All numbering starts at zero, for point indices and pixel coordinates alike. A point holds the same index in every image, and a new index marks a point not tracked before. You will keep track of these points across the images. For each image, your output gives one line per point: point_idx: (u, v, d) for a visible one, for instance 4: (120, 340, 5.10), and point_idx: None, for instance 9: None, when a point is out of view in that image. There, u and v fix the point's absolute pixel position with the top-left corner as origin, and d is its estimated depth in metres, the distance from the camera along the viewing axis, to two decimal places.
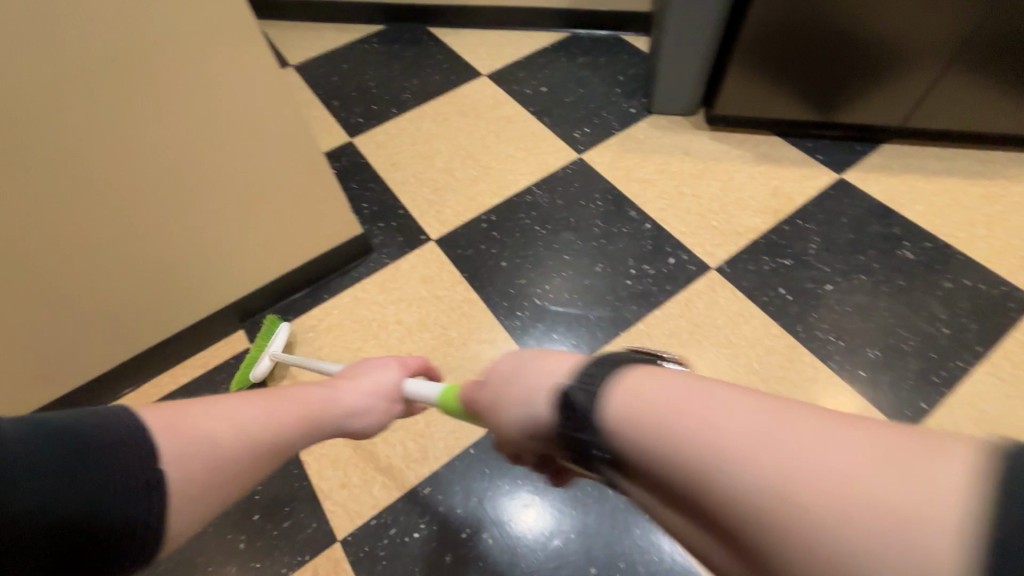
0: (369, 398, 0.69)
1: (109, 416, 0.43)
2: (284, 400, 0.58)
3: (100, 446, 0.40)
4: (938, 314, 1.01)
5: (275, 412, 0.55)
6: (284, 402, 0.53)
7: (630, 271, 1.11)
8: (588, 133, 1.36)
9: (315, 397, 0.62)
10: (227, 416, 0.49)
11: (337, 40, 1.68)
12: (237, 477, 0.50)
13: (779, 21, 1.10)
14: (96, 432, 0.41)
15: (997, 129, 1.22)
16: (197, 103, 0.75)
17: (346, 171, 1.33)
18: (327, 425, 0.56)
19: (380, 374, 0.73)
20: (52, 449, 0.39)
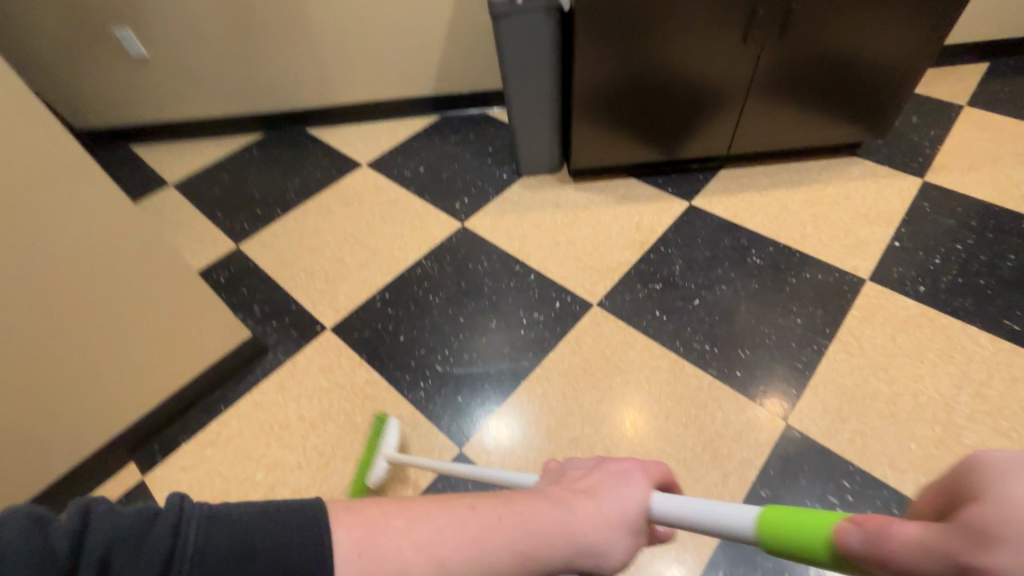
0: (621, 531, 0.41)
1: (291, 515, 0.33)
2: (524, 500, 0.39)
3: (269, 556, 0.31)
4: (789, 307, 1.15)
5: (512, 526, 0.36)
6: (425, 512, 0.35)
7: (522, 321, 1.18)
8: (467, 202, 1.47)
9: (536, 515, 0.38)
10: (388, 544, 0.33)
11: (217, 153, 1.72)
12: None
13: (603, 85, 1.28)
14: (298, 533, 0.32)
15: (803, 144, 1.45)
16: (39, 240, 0.76)
17: (235, 277, 1.33)
18: (499, 571, 0.34)
19: (627, 489, 0.43)
20: (232, 550, 0.31)
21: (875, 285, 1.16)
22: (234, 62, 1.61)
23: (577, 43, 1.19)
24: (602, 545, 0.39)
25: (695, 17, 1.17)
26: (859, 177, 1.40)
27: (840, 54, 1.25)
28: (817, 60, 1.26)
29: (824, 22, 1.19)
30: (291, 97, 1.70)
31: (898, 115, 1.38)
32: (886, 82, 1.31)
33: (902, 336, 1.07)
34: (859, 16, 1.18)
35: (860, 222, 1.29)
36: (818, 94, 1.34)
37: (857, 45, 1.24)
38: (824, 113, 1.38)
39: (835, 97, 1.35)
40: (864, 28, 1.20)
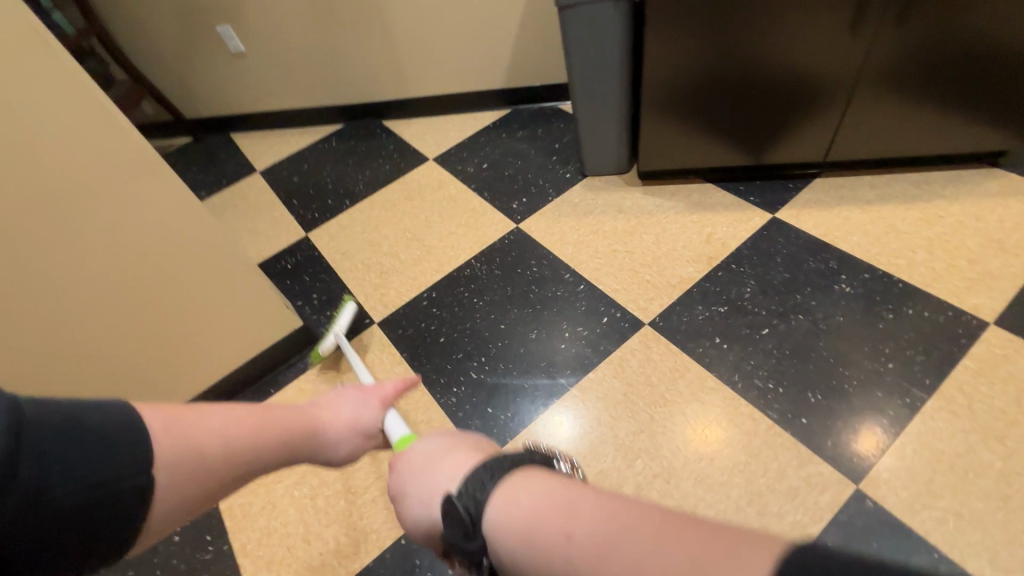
0: (346, 434, 0.73)
1: (106, 412, 0.50)
2: (276, 412, 0.66)
3: (102, 440, 0.47)
4: (880, 348, 0.97)
5: (274, 421, 0.64)
6: (212, 413, 0.59)
7: (564, 335, 1.11)
8: (525, 203, 1.41)
9: (280, 421, 0.65)
10: (192, 429, 0.56)
11: (300, 143, 1.82)
12: (178, 497, 0.53)
13: (678, 81, 1.16)
14: (118, 430, 0.49)
15: (927, 152, 1.21)
16: (113, 229, 0.83)
17: (300, 265, 1.40)
18: (246, 453, 0.60)
19: (347, 406, 0.75)
20: (64, 441, 0.45)
21: (1001, 332, 0.95)
22: (318, 55, 1.68)
23: (651, 34, 1.08)
24: (333, 439, 0.71)
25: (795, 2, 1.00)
26: (998, 194, 1.15)
27: (984, 40, 1.02)
28: (954, 51, 1.04)
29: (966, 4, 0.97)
30: (369, 91, 1.75)
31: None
32: None
33: None
34: None
35: (993, 250, 1.06)
36: (952, 92, 1.11)
37: (1011, 32, 1.00)
38: (959, 114, 1.14)
39: (975, 95, 1.11)
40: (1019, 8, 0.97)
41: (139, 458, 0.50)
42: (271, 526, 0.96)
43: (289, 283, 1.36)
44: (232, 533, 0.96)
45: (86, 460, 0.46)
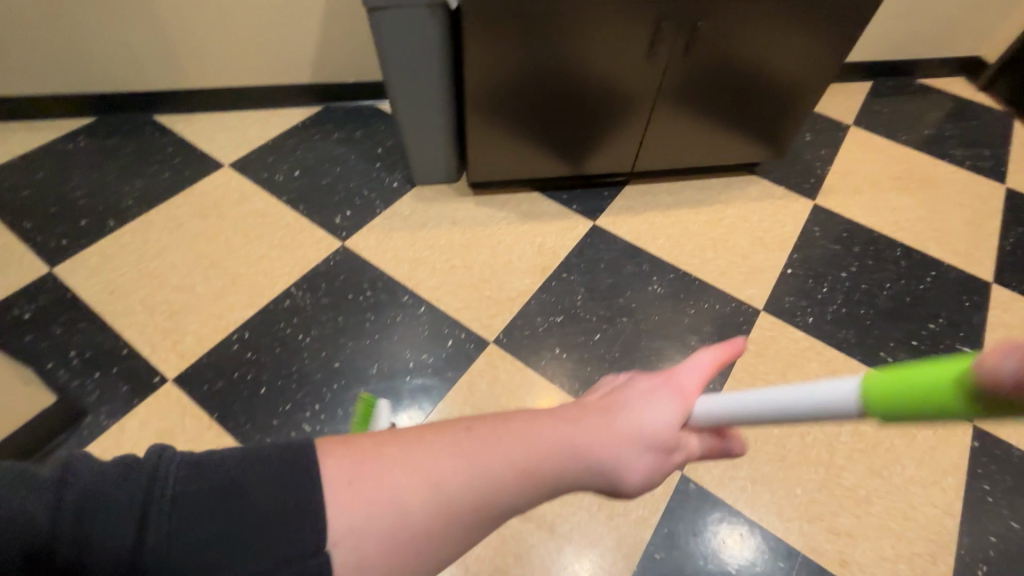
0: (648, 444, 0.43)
1: (281, 457, 0.33)
2: (548, 423, 0.40)
3: (250, 492, 0.32)
4: (688, 342, 1.11)
5: (523, 448, 0.37)
6: (419, 441, 0.36)
7: (408, 365, 1.04)
8: (351, 216, 1.28)
9: (560, 439, 0.39)
10: (378, 474, 0.34)
11: (28, 141, 1.37)
12: (404, 567, 0.33)
13: (501, 92, 1.15)
14: (285, 475, 0.33)
15: (707, 162, 1.42)
16: None
17: (46, 312, 1.06)
18: (511, 483, 0.36)
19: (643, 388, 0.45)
20: (200, 487, 0.32)
21: (770, 316, 1.16)
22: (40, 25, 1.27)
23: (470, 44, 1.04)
24: (630, 455, 0.41)
25: (599, 25, 1.06)
26: (757, 197, 1.40)
27: (743, 72, 1.21)
28: (722, 79, 1.22)
29: (729, 40, 1.13)
30: (129, 77, 1.39)
31: (795, 134, 1.39)
32: (785, 104, 1.30)
33: (791, 371, 1.08)
34: (762, 37, 1.14)
35: (758, 246, 1.29)
36: (722, 112, 1.30)
37: (760, 65, 1.20)
38: (727, 130, 1.35)
39: (737, 115, 1.32)
40: (766, 49, 1.16)
41: (321, 532, 0.31)
42: None
43: (31, 339, 1.02)
44: None
45: (204, 530, 0.30)
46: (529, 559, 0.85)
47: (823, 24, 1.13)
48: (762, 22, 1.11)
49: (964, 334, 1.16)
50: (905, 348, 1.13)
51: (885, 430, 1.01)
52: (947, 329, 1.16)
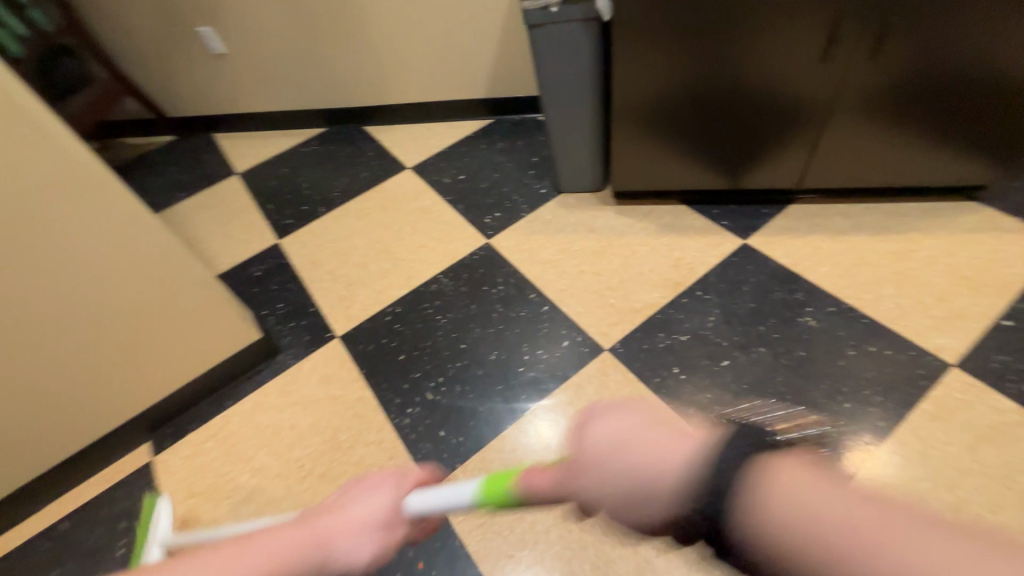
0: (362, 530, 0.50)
1: None
2: (291, 533, 0.44)
3: None
4: (838, 387, 0.95)
5: (275, 555, 0.41)
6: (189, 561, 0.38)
7: (523, 358, 1.10)
8: (498, 217, 1.40)
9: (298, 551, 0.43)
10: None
11: (281, 145, 1.81)
12: None
13: (649, 102, 1.14)
14: None
15: (902, 182, 1.19)
16: (55, 247, 0.81)
17: (268, 273, 1.39)
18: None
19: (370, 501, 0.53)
20: None
21: (963, 375, 0.92)
22: (299, 57, 1.67)
23: (620, 55, 1.06)
24: (341, 546, 0.47)
25: (762, 29, 0.99)
26: (972, 229, 1.12)
27: (959, 73, 1.00)
28: (926, 83, 1.02)
29: (936, 35, 0.95)
30: (350, 96, 1.74)
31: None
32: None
33: (984, 447, 0.85)
34: (987, 29, 0.93)
35: (962, 288, 1.04)
36: (927, 123, 1.08)
37: (985, 64, 0.97)
38: (934, 145, 1.11)
39: (950, 127, 1.08)
40: (994, 40, 0.94)
41: None
42: None
43: (256, 291, 1.35)
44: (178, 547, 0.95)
45: None
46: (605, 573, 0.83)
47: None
48: (988, 11, 0.90)
49: None
50: None
51: None
52: None
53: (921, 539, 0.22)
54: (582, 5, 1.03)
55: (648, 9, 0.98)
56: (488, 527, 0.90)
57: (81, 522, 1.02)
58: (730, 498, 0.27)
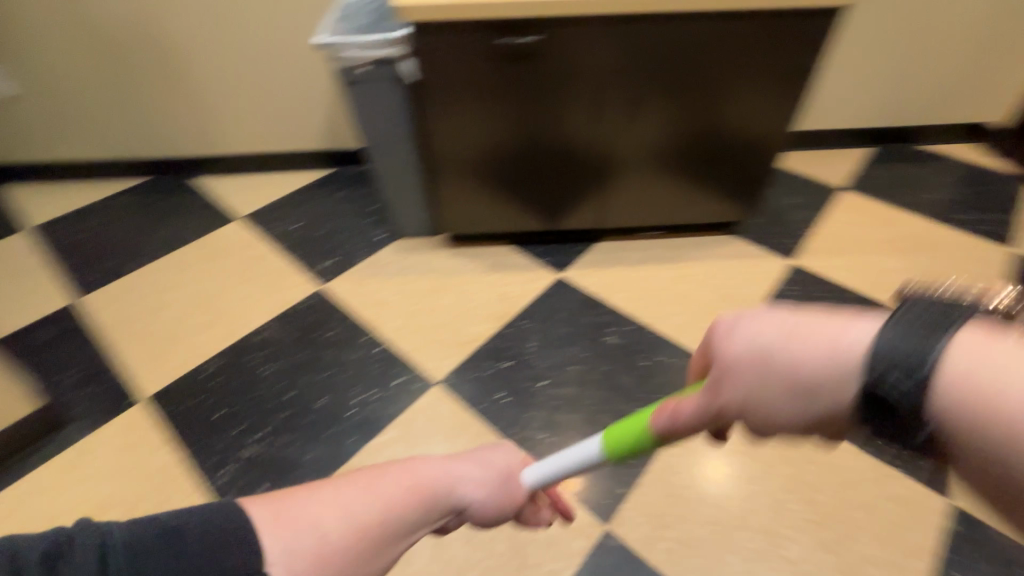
0: None
1: None
2: None
3: None
4: (634, 394, 1.10)
5: None
6: None
7: (354, 399, 1.10)
8: (334, 263, 1.40)
9: None
10: None
11: (89, 197, 1.64)
12: None
13: (463, 153, 1.26)
14: None
15: (677, 220, 1.44)
16: None
17: (61, 335, 1.23)
18: None
19: None
20: None
21: None
22: (110, 104, 1.56)
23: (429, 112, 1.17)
24: None
25: (544, 95, 1.16)
26: (729, 255, 1.40)
27: (697, 134, 1.26)
28: (676, 141, 1.27)
29: (673, 104, 1.20)
30: (174, 145, 1.65)
31: (763, 193, 1.40)
32: (746, 164, 1.33)
33: (742, 430, 1.03)
34: (706, 101, 1.20)
35: (723, 303, 1.28)
36: (684, 172, 1.34)
37: (711, 127, 1.25)
38: (693, 190, 1.38)
39: (700, 176, 1.35)
40: (714, 110, 1.22)
41: None
42: None
43: (43, 357, 1.18)
44: None
45: None
46: None
47: (766, 86, 1.18)
48: (703, 88, 1.17)
49: None
50: None
51: (842, 500, 0.93)
52: None
53: (819, 325, 0.32)
54: (388, 66, 1.12)
55: (446, 74, 1.11)
56: None
57: None
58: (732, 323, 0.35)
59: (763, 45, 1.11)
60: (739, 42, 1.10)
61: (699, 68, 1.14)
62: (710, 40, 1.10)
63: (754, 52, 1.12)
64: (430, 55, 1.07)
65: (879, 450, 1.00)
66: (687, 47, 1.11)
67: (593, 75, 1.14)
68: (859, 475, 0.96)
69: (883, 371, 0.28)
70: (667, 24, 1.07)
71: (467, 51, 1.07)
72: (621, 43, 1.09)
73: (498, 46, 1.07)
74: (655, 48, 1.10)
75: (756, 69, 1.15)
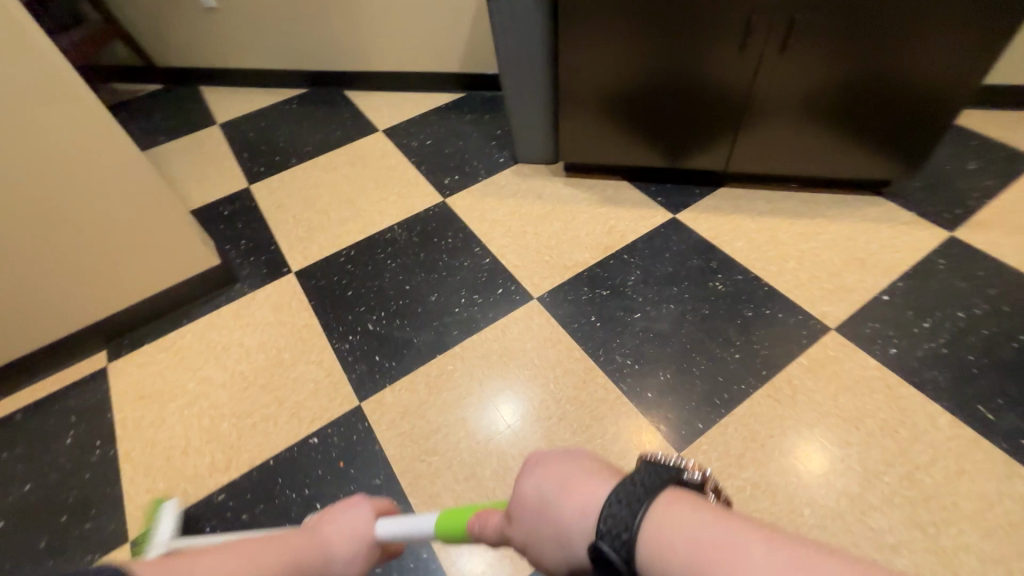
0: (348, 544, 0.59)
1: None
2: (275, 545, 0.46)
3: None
4: (731, 341, 1.07)
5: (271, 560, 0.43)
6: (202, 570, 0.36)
7: (460, 300, 1.20)
8: (457, 179, 1.50)
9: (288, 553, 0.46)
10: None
11: (264, 102, 1.89)
12: None
13: (593, 80, 1.24)
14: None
15: (818, 173, 1.32)
16: (38, 161, 0.90)
17: (237, 212, 1.48)
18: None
19: (348, 516, 0.63)
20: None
21: (839, 336, 1.05)
22: (286, 19, 1.76)
23: (567, 37, 1.17)
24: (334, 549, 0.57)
25: (688, 22, 1.10)
26: (874, 218, 1.26)
27: (862, 73, 1.12)
28: (835, 82, 1.14)
29: (839, 39, 1.07)
30: (333, 60, 1.83)
31: (931, 150, 1.22)
32: (918, 113, 1.16)
33: (847, 395, 0.97)
34: (882, 35, 1.05)
35: (853, 266, 1.17)
36: (837, 119, 1.21)
37: (885, 65, 1.09)
38: (843, 140, 1.24)
39: (856, 124, 1.21)
40: (891, 44, 1.06)
41: None
42: (155, 439, 1.03)
43: (223, 228, 1.44)
44: (121, 440, 1.04)
45: None
46: (502, 478, 0.94)
47: (969, 20, 1.00)
48: (878, 19, 1.03)
49: None
50: (1019, 410, 0.92)
51: (950, 486, 0.85)
52: None
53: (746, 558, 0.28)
54: None
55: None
56: (405, 438, 1.00)
57: (33, 416, 1.10)
58: (630, 506, 0.33)
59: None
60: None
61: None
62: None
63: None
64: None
65: (1011, 447, 0.88)
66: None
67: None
68: (978, 466, 0.86)
69: (608, 531, 0.33)
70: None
71: None
72: None
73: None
74: None
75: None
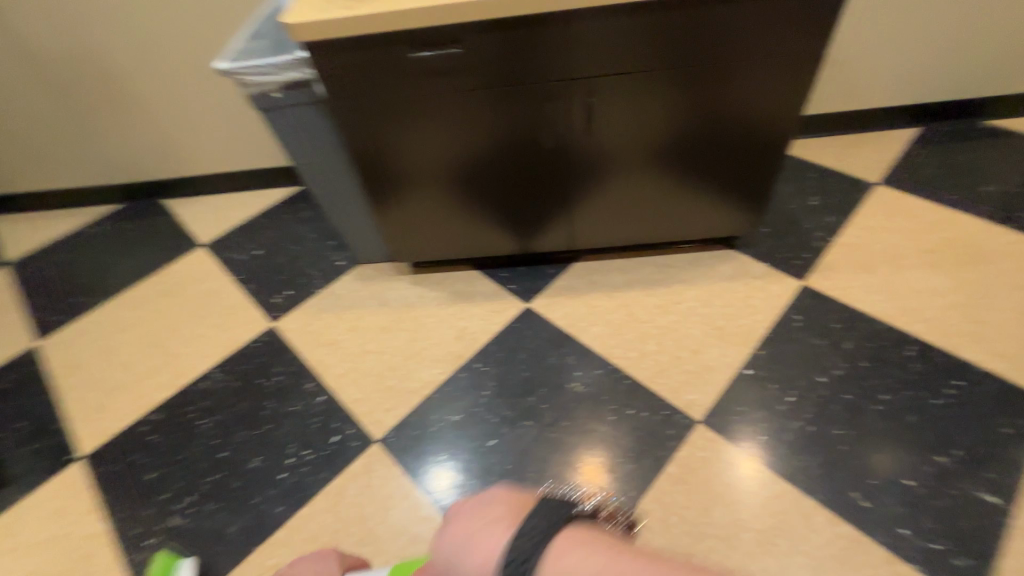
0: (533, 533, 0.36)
1: None
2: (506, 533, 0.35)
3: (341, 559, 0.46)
4: (594, 457, 0.95)
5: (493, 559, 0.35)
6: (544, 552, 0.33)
7: (288, 461, 1.01)
8: (289, 296, 1.31)
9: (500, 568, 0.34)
10: (562, 568, 0.32)
11: (64, 226, 1.62)
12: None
13: (404, 182, 1.11)
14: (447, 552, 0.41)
15: (666, 238, 1.25)
16: None
17: (17, 385, 1.21)
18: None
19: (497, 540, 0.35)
20: None
21: (705, 430, 0.95)
22: (69, 131, 1.51)
23: (358, 148, 1.03)
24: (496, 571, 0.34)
25: (482, 117, 1.00)
26: (728, 276, 1.20)
27: (673, 142, 1.06)
28: (650, 152, 1.07)
29: (639, 113, 1.00)
30: (140, 168, 1.60)
31: (767, 202, 1.18)
32: (739, 171, 1.11)
33: (718, 508, 0.86)
34: (678, 105, 0.99)
35: (714, 338, 1.09)
36: (667, 187, 1.14)
37: (691, 132, 1.04)
38: (679, 206, 1.18)
39: (684, 189, 1.15)
40: (698, 112, 1.01)
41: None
42: None
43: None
44: None
45: None
46: None
47: (762, 82, 0.96)
48: (670, 91, 0.97)
49: (991, 476, 0.85)
50: (891, 491, 0.85)
51: None
52: (964, 467, 0.86)
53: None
54: (303, 90, 0.99)
55: (366, 105, 0.96)
56: None
57: None
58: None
59: (752, 34, 0.89)
60: (721, 30, 0.89)
61: (664, 68, 0.94)
62: (682, 30, 0.89)
63: (740, 41, 0.90)
64: (342, 77, 0.91)
65: (890, 539, 0.81)
66: (655, 41, 0.90)
67: (542, 84, 0.95)
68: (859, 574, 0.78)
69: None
70: (624, 16, 0.86)
71: (383, 81, 0.92)
72: (563, 50, 0.90)
73: (420, 61, 0.90)
74: (606, 54, 0.91)
75: (734, 63, 0.93)
